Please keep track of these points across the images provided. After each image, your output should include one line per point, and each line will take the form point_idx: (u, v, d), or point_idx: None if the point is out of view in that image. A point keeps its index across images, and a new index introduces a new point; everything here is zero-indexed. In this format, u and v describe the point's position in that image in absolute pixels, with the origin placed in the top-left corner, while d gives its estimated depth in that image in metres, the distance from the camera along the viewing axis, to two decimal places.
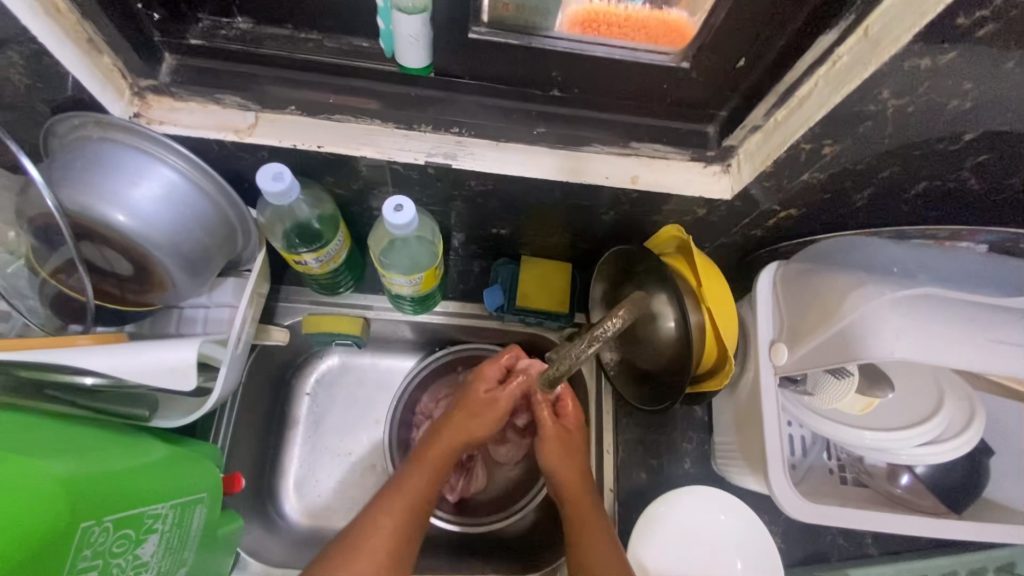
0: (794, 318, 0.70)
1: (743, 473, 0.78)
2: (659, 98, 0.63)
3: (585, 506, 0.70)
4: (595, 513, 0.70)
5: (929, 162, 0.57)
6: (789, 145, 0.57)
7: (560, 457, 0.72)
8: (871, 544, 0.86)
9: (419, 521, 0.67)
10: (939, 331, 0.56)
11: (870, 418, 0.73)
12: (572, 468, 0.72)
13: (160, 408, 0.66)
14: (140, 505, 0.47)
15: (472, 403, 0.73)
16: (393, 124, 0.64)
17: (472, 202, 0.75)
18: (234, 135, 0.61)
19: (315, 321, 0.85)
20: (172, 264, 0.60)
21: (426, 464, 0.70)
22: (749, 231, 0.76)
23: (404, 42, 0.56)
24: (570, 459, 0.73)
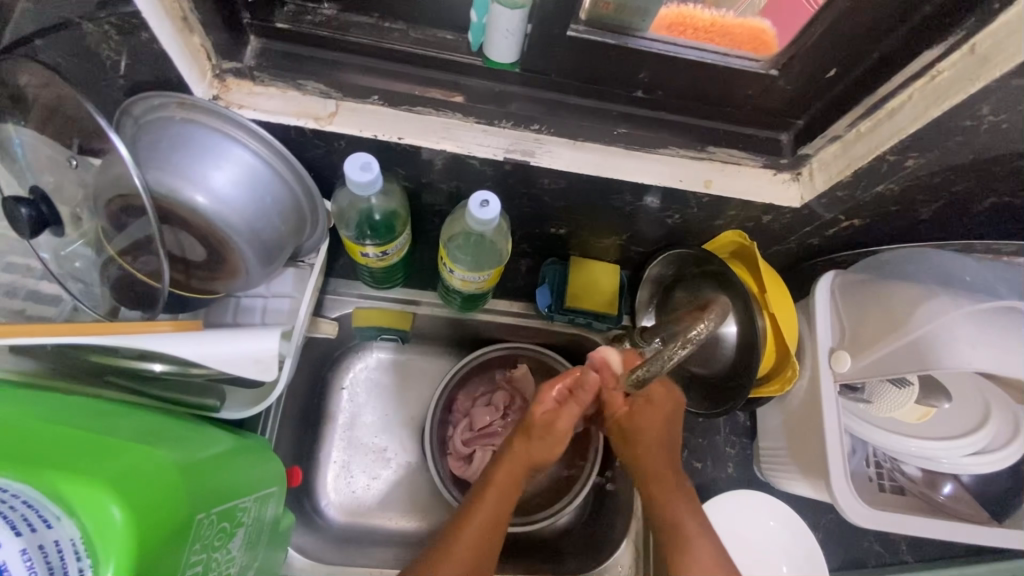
0: (856, 326, 0.71)
1: (793, 478, 0.78)
2: (740, 104, 0.64)
3: (674, 500, 0.68)
4: (686, 506, 0.67)
5: (1005, 178, 0.59)
6: (873, 155, 0.58)
7: (642, 452, 0.71)
8: (906, 551, 0.87)
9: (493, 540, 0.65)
10: (1013, 343, 0.58)
11: (925, 427, 0.74)
12: (659, 462, 0.70)
13: (226, 399, 0.64)
14: (233, 498, 0.46)
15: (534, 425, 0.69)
16: (474, 119, 0.63)
17: (537, 201, 0.74)
18: (314, 123, 0.60)
19: (365, 314, 0.85)
20: (248, 251, 0.59)
21: (495, 483, 0.67)
22: (807, 239, 0.77)
23: (498, 36, 0.57)
24: (654, 452, 0.70)
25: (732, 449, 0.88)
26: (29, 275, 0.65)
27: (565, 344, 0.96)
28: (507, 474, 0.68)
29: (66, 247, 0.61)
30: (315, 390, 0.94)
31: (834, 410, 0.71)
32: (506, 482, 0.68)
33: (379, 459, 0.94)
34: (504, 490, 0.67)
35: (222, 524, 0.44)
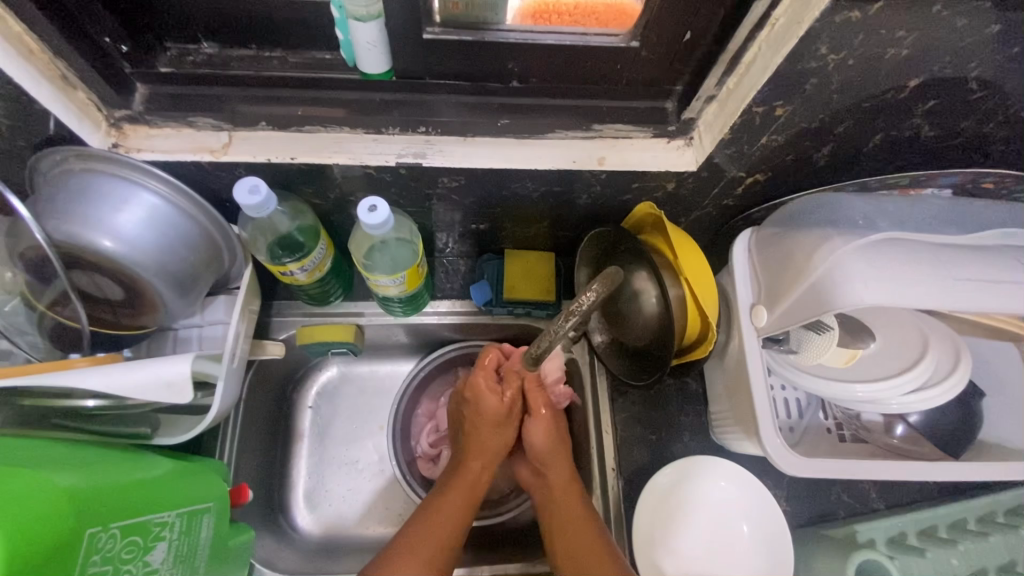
0: (770, 280, 0.71)
1: (740, 438, 0.79)
2: (615, 79, 0.65)
3: (567, 486, 0.78)
4: (588, 523, 0.73)
5: (880, 113, 0.60)
6: (742, 110, 0.60)
7: (547, 457, 0.81)
8: (877, 499, 0.87)
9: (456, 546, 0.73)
10: (901, 274, 0.58)
11: (855, 370, 0.73)
12: (557, 473, 0.79)
13: (161, 428, 0.67)
14: (145, 514, 0.49)
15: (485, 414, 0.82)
16: (363, 130, 0.66)
17: (448, 200, 0.77)
18: (210, 156, 0.64)
19: (309, 332, 0.87)
20: (161, 284, 0.62)
21: (457, 493, 0.77)
22: (720, 201, 0.78)
23: (363, 49, 0.58)
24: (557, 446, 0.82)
25: (686, 417, 0.88)
26: None
27: (516, 336, 0.98)
28: (468, 485, 0.78)
29: (3, 305, 0.64)
30: (280, 411, 0.97)
31: (759, 366, 0.72)
32: (467, 494, 0.77)
33: (352, 470, 0.97)
34: (464, 498, 0.77)
35: (133, 538, 0.47)
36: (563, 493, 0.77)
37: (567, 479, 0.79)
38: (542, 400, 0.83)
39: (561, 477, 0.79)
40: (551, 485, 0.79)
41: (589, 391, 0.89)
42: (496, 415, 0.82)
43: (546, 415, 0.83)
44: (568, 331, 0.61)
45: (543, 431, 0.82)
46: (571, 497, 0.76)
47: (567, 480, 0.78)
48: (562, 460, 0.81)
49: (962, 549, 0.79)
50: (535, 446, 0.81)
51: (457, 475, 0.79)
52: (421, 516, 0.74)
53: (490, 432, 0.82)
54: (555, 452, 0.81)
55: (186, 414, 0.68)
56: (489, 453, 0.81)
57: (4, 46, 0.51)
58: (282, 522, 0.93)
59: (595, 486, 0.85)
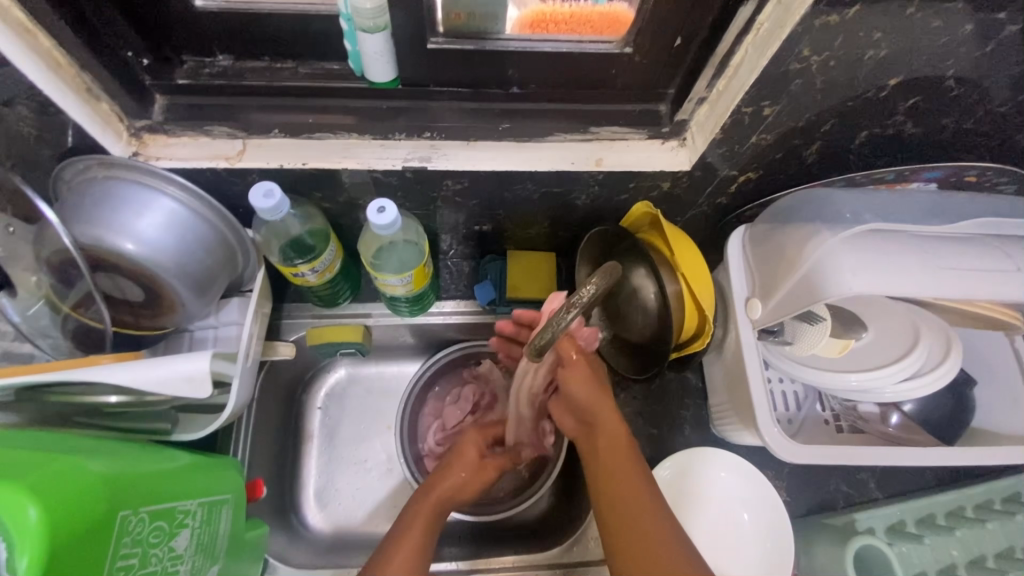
0: (764, 274, 0.74)
1: (738, 429, 0.81)
2: (610, 83, 0.68)
3: (621, 438, 0.69)
4: (641, 483, 0.65)
5: (863, 111, 0.63)
6: (731, 111, 0.63)
7: (592, 410, 0.71)
8: (875, 488, 0.88)
9: (422, 566, 0.64)
10: (887, 264, 0.61)
11: (848, 359, 0.76)
12: (606, 426, 0.70)
13: (179, 423, 0.70)
14: (170, 501, 0.51)
15: (467, 455, 0.78)
16: (371, 136, 0.69)
17: (452, 203, 0.80)
18: (226, 162, 0.67)
19: (318, 333, 0.89)
20: (179, 285, 0.65)
21: (426, 509, 0.70)
22: (714, 199, 0.81)
23: (370, 59, 0.62)
24: (603, 398, 0.71)
25: (687, 411, 0.90)
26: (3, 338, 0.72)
27: None
28: (439, 502, 0.71)
29: (28, 307, 0.67)
30: (290, 412, 0.99)
31: (755, 357, 0.74)
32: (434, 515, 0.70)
33: (360, 469, 0.99)
34: (436, 512, 0.71)
35: (159, 523, 0.49)
36: (612, 449, 0.68)
37: (618, 433, 0.69)
38: (574, 345, 0.74)
39: (611, 429, 0.69)
40: (601, 436, 0.70)
41: None
42: (475, 456, 0.79)
43: (579, 361, 0.73)
44: (570, 322, 0.63)
45: (581, 381, 0.72)
46: (619, 454, 0.68)
47: (614, 434, 0.69)
48: (610, 409, 0.71)
49: (959, 536, 0.81)
50: (577, 398, 0.71)
51: (428, 496, 0.71)
52: (395, 530, 0.68)
53: (465, 469, 0.77)
54: (598, 403, 0.71)
55: (202, 411, 0.71)
56: (471, 477, 0.76)
57: (37, 61, 0.54)
58: (293, 520, 0.95)
59: None
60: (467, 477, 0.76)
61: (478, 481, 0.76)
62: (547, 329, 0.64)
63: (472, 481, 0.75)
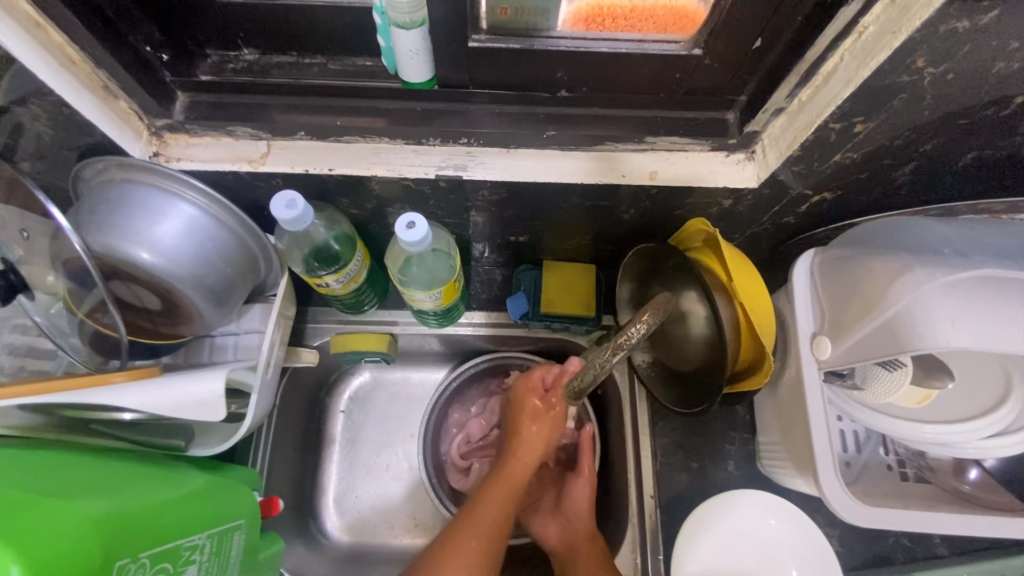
0: (836, 308, 0.65)
1: (791, 475, 0.73)
2: (672, 88, 0.60)
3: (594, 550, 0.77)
4: None
5: (976, 132, 0.53)
6: (816, 126, 0.54)
7: (581, 515, 0.80)
8: (940, 545, 0.79)
9: (499, 544, 0.71)
10: (991, 315, 0.52)
11: (930, 410, 0.67)
12: (587, 534, 0.79)
13: (196, 437, 0.66)
14: (176, 538, 0.48)
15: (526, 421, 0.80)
16: (403, 141, 0.63)
17: (488, 212, 0.73)
18: (248, 165, 0.62)
19: (343, 340, 0.85)
20: (197, 297, 0.61)
21: (500, 489, 0.75)
22: (780, 219, 0.72)
23: (405, 57, 0.55)
24: (588, 497, 0.81)
25: (732, 445, 0.83)
26: (27, 333, 0.71)
27: (553, 349, 0.94)
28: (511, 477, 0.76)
29: (49, 307, 0.64)
30: (312, 415, 0.96)
31: (819, 400, 0.66)
32: (510, 487, 0.76)
33: (383, 476, 0.96)
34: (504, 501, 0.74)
35: (162, 565, 0.46)
36: (590, 549, 0.77)
37: (597, 544, 0.78)
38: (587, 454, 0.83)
39: (588, 545, 0.77)
40: (577, 539, 0.79)
41: (628, 412, 0.86)
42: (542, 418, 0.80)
43: (585, 472, 0.82)
44: (613, 364, 0.66)
45: (585, 486, 0.81)
46: (591, 560, 0.76)
47: (587, 539, 0.78)
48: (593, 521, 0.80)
49: None
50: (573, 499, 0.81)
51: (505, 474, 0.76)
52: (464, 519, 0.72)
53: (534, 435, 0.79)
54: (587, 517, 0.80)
55: (221, 423, 0.67)
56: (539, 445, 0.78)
57: (46, 57, 0.50)
58: (312, 527, 0.92)
59: (631, 512, 0.81)
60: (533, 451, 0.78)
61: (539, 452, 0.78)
62: (588, 370, 0.69)
63: (526, 457, 0.78)
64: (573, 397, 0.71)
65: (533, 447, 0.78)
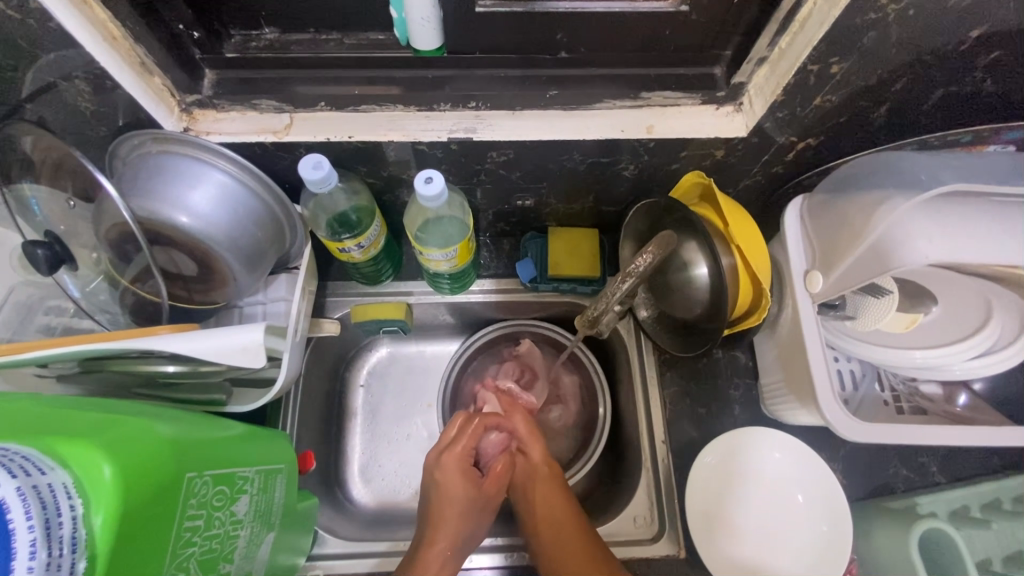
0: (825, 244, 0.70)
1: (793, 408, 0.78)
2: (662, 46, 0.66)
3: (556, 497, 0.81)
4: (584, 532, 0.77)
5: (942, 69, 0.59)
6: (796, 70, 0.59)
7: (535, 478, 0.84)
8: (938, 473, 0.83)
9: None
10: (965, 231, 0.58)
11: (916, 335, 0.72)
12: (546, 487, 0.83)
13: (234, 394, 0.72)
14: (231, 466, 0.53)
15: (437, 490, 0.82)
16: (415, 107, 0.68)
17: (495, 177, 0.78)
18: (273, 136, 0.67)
19: (362, 311, 0.89)
20: (232, 259, 0.66)
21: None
22: (769, 168, 0.77)
23: (416, 27, 0.59)
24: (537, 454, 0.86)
25: (736, 391, 0.87)
26: (64, 316, 0.73)
27: (561, 312, 0.99)
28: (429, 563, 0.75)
29: (88, 283, 0.69)
30: (334, 389, 1.00)
31: (815, 331, 0.71)
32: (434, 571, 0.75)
33: (404, 445, 1.00)
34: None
35: (221, 488, 0.50)
36: (548, 483, 0.83)
37: (556, 486, 0.83)
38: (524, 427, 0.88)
39: (550, 492, 0.82)
40: (541, 499, 0.82)
41: (637, 365, 0.90)
42: (447, 488, 0.81)
43: (529, 437, 0.88)
44: (625, 289, 0.77)
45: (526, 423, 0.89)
46: (553, 489, 0.82)
47: (546, 468, 0.85)
48: (549, 475, 0.84)
49: None
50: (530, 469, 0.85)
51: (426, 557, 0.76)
52: None
53: (441, 508, 0.80)
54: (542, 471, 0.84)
55: (254, 387, 0.72)
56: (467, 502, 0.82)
57: (94, 35, 0.55)
58: (339, 494, 0.95)
59: (644, 459, 0.85)
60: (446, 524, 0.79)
61: (449, 523, 0.79)
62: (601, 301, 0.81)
63: (442, 530, 0.78)
64: (587, 324, 0.82)
65: (441, 526, 0.79)
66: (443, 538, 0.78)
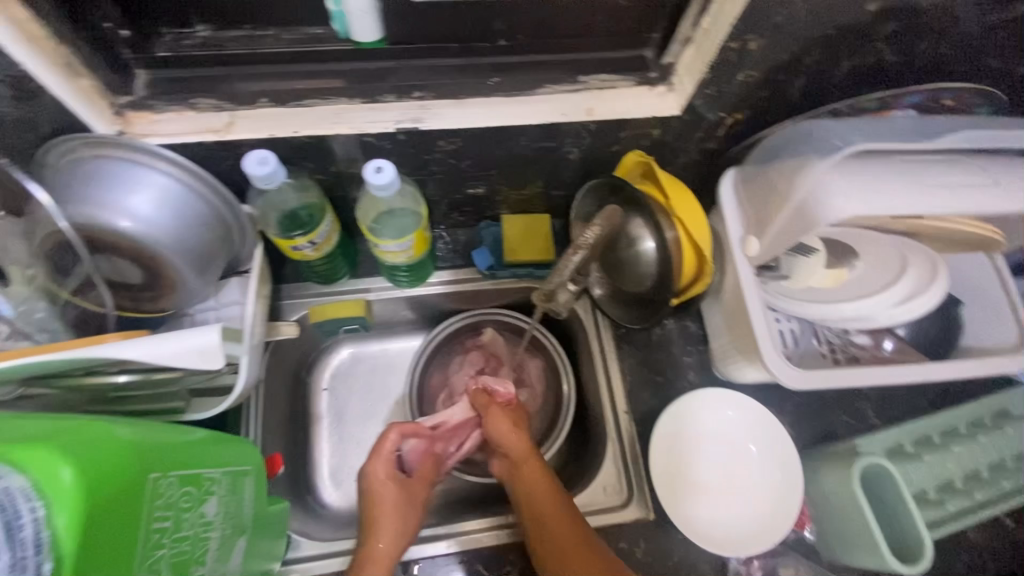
0: (759, 210, 0.75)
1: (742, 365, 0.82)
2: (594, 30, 0.69)
3: (535, 482, 0.79)
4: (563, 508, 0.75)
5: (847, 41, 0.65)
6: (718, 47, 0.63)
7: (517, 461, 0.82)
8: (874, 416, 0.91)
9: None
10: (880, 185, 0.63)
11: (841, 289, 0.79)
12: (525, 469, 0.80)
13: (192, 403, 0.70)
14: (197, 467, 0.52)
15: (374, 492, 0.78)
16: (359, 100, 0.68)
17: (445, 167, 0.79)
18: (215, 135, 0.66)
19: (320, 311, 0.89)
20: (181, 263, 0.64)
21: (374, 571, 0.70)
22: (703, 145, 0.82)
23: (356, 17, 0.60)
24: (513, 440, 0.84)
25: (689, 358, 0.92)
26: None
27: (520, 299, 1.01)
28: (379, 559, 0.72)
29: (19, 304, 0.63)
30: (297, 395, 0.98)
31: (756, 292, 0.76)
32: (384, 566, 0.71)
33: (374, 443, 0.99)
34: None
35: (189, 489, 0.50)
36: (528, 467, 0.80)
37: (536, 468, 0.80)
38: (496, 414, 0.87)
39: (529, 472, 0.80)
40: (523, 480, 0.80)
41: (596, 342, 0.94)
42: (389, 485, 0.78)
43: (501, 423, 0.86)
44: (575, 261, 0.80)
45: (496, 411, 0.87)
46: (533, 472, 0.80)
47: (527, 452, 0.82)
48: (528, 458, 0.81)
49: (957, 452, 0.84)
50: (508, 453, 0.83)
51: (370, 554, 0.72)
52: None
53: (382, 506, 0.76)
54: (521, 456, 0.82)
55: (213, 395, 0.71)
56: (404, 505, 0.78)
57: (12, 34, 0.51)
58: (309, 499, 0.94)
59: (609, 431, 0.89)
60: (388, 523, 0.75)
61: (391, 520, 0.75)
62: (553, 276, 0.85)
63: (385, 527, 0.74)
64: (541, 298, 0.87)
65: (380, 525, 0.75)
66: (382, 534, 0.74)
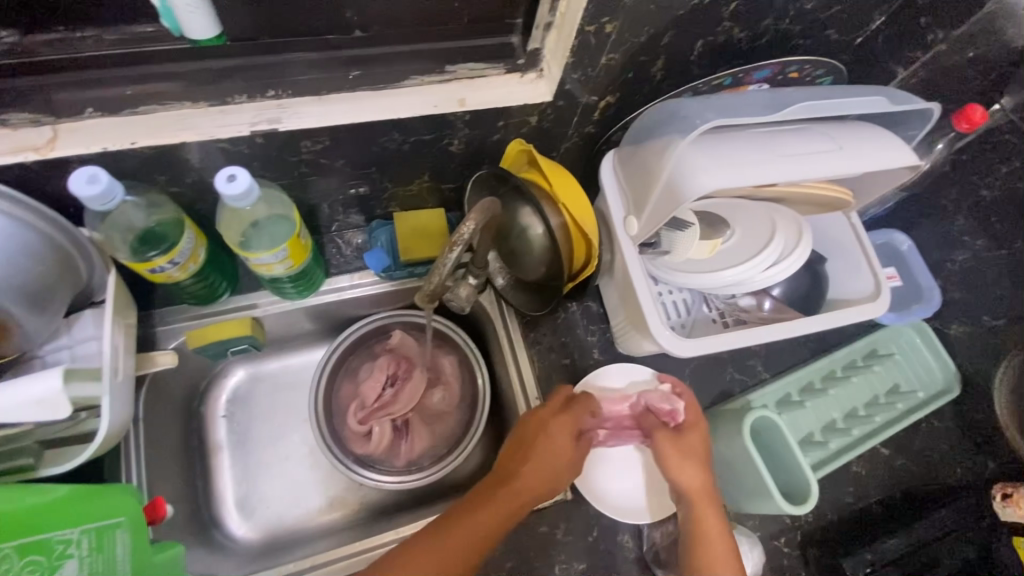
0: (636, 188, 0.77)
1: (637, 339, 0.86)
2: (455, 18, 0.67)
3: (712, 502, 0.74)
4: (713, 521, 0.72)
5: (697, 21, 0.67)
6: (576, 32, 0.64)
7: (682, 479, 0.75)
8: (764, 371, 0.97)
9: None
10: (734, 159, 0.67)
11: (718, 257, 0.83)
12: (697, 489, 0.74)
13: (46, 457, 0.62)
14: (47, 531, 0.51)
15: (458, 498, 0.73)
16: (206, 103, 0.63)
17: (318, 168, 0.75)
18: (35, 154, 0.58)
19: (200, 335, 0.83)
20: (10, 301, 0.59)
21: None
22: (582, 128, 0.83)
23: (185, 14, 0.55)
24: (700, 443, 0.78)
25: (593, 337, 0.94)
26: None
27: None
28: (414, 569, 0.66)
29: None
30: (189, 427, 0.91)
31: (639, 269, 0.79)
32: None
33: (283, 466, 0.94)
34: None
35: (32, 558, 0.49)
36: (702, 480, 0.75)
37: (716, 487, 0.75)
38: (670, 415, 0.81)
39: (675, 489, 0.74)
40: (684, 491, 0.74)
41: (503, 332, 0.94)
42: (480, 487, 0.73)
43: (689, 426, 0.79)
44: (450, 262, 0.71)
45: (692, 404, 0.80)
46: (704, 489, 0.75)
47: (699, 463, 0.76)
48: (692, 470, 0.75)
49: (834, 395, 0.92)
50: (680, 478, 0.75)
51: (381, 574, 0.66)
52: None
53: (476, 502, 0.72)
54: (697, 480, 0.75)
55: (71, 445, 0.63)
56: (500, 499, 0.72)
57: None
58: (216, 535, 0.88)
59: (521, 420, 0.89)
60: (465, 522, 0.70)
61: (461, 528, 0.70)
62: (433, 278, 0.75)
63: (466, 526, 0.70)
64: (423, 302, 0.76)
65: (466, 526, 0.70)
66: (459, 528, 0.69)
